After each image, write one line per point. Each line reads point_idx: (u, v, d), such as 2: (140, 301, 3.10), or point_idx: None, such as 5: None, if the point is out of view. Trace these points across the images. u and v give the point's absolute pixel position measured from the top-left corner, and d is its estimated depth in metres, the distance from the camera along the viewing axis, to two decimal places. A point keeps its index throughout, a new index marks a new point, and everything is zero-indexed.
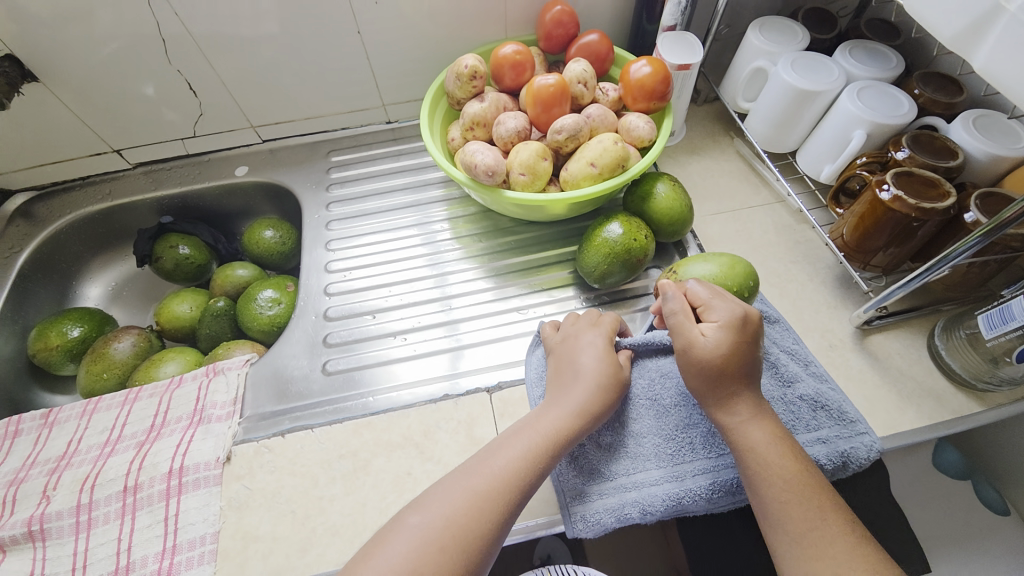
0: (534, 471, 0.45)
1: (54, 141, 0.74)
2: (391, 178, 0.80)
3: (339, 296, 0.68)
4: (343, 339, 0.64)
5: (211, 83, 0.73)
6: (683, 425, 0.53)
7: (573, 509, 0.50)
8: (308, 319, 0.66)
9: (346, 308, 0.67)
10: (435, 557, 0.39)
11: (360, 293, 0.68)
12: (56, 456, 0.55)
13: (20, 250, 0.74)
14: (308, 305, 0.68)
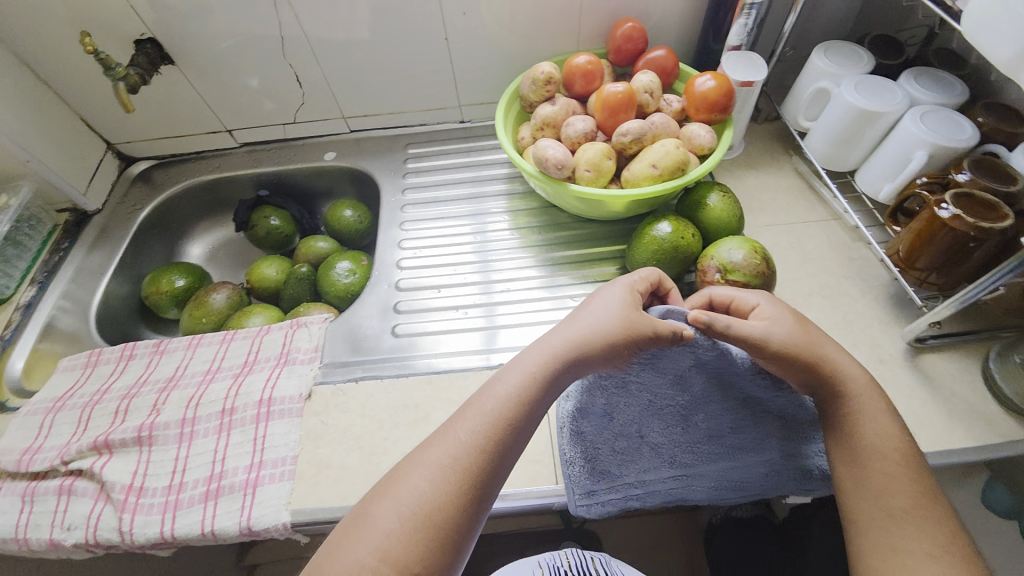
0: (488, 448, 0.46)
1: (180, 118, 0.86)
2: (461, 171, 0.87)
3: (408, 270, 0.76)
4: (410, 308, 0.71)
5: (315, 77, 0.83)
6: (700, 439, 0.55)
7: (585, 503, 0.55)
8: (382, 288, 0.74)
9: (415, 280, 0.75)
10: (404, 539, 0.42)
11: (428, 269, 0.76)
12: (163, 377, 0.64)
13: (142, 208, 0.86)
14: (382, 275, 0.76)
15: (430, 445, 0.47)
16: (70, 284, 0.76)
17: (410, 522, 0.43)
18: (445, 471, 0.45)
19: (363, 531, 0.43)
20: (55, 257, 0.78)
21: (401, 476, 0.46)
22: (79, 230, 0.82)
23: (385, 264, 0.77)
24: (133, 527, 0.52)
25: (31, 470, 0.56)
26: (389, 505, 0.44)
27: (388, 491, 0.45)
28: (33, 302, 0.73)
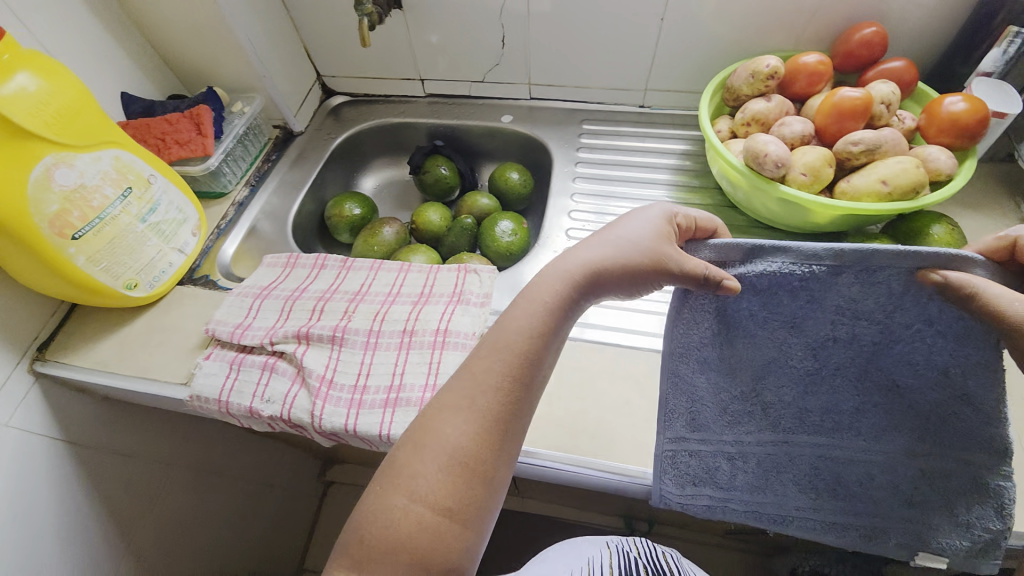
0: (510, 387, 0.42)
1: (384, 62, 0.92)
2: (635, 155, 0.87)
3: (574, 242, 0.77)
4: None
5: (519, 42, 0.84)
6: (816, 409, 0.48)
7: (666, 472, 0.53)
8: (548, 253, 0.76)
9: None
10: (456, 471, 0.39)
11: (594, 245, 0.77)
12: (349, 290, 0.70)
13: (336, 136, 0.95)
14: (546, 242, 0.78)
15: (453, 396, 0.42)
16: (274, 191, 0.85)
17: (454, 470, 0.39)
18: (472, 415, 0.41)
19: (406, 476, 0.39)
20: (264, 166, 0.87)
21: (433, 424, 0.41)
22: (285, 146, 0.91)
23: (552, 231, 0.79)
24: (322, 416, 0.58)
25: (242, 342, 0.63)
26: (431, 448, 0.40)
27: (433, 440, 0.40)
28: (244, 200, 0.82)
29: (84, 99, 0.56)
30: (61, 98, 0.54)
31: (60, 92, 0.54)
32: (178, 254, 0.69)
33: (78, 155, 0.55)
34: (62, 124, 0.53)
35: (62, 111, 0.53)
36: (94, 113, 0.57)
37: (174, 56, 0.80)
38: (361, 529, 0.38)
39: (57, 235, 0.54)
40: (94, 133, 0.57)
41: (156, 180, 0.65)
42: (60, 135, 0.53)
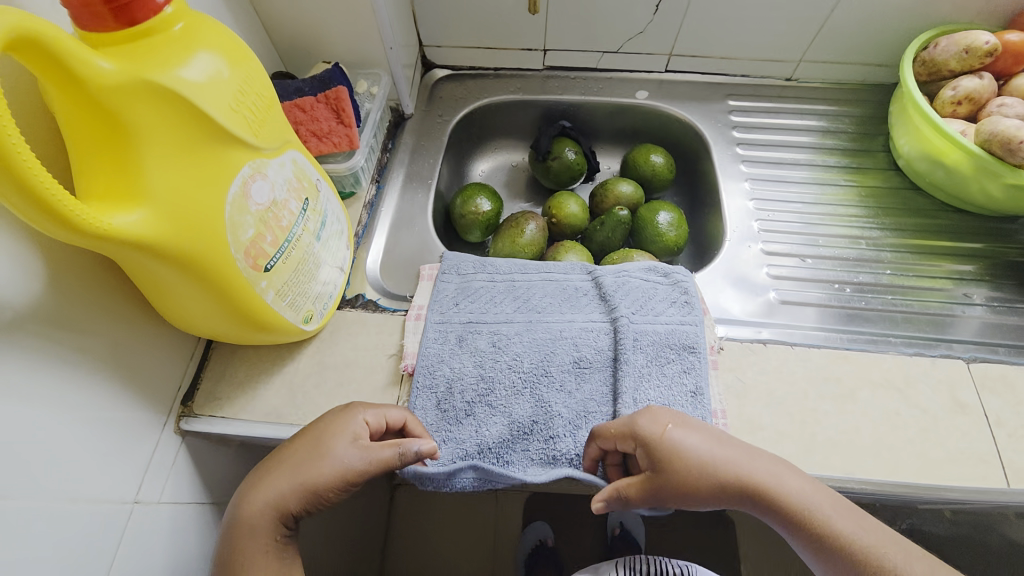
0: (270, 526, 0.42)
1: (507, 28, 0.80)
2: (795, 134, 0.81)
3: (773, 236, 0.70)
4: (795, 274, 0.65)
5: (677, 4, 0.75)
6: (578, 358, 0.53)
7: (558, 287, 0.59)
8: (744, 247, 0.69)
9: (779, 245, 0.68)
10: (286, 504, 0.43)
11: (790, 236, 0.70)
12: (544, 308, 0.57)
13: (450, 118, 0.83)
14: (737, 237, 0.70)
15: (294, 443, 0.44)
16: (402, 189, 0.74)
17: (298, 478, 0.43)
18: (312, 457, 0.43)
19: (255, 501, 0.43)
20: (384, 159, 0.75)
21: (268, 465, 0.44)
22: (397, 133, 0.79)
23: (740, 222, 0.72)
24: (571, 459, 0.49)
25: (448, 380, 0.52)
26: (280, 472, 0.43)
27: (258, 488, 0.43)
28: (375, 200, 0.70)
29: (268, 88, 0.42)
30: (254, 90, 0.40)
31: (251, 81, 0.40)
32: (340, 272, 0.57)
33: (267, 162, 0.42)
34: (256, 123, 0.40)
35: (254, 107, 0.40)
36: (275, 107, 0.43)
37: (280, 23, 0.66)
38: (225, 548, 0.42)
39: (251, 268, 0.42)
40: (277, 132, 0.44)
41: (321, 185, 0.53)
42: (256, 138, 0.40)
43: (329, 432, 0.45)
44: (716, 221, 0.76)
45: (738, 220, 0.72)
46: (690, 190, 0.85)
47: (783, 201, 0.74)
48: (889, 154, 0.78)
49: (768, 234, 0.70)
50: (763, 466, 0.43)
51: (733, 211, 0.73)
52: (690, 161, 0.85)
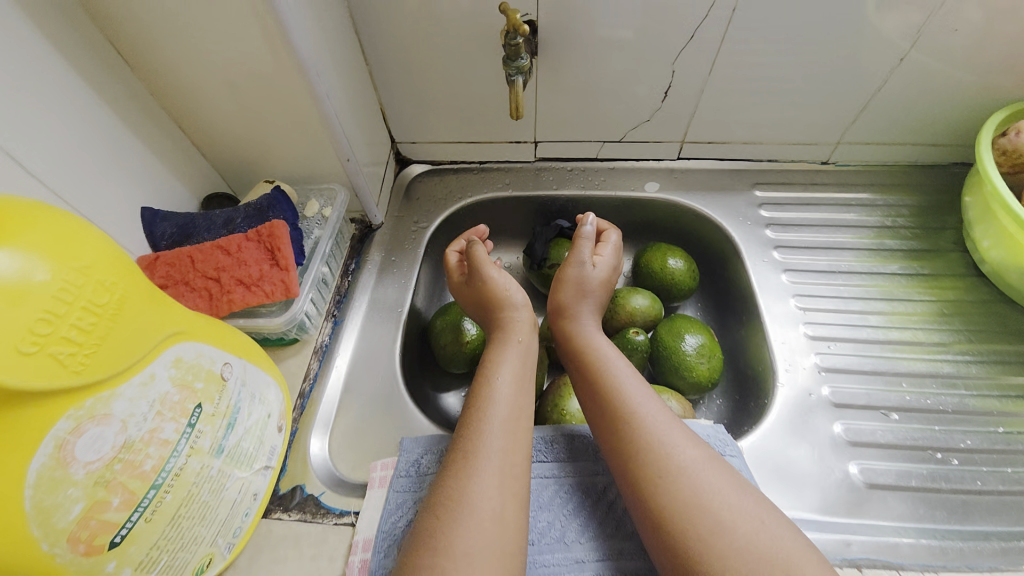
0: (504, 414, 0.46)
1: (489, 122, 0.70)
2: (841, 231, 0.68)
3: (844, 378, 0.54)
4: (894, 442, 0.50)
5: (689, 90, 0.64)
6: None
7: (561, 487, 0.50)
8: (804, 399, 0.53)
9: (851, 393, 0.53)
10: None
11: (863, 374, 0.55)
12: (541, 537, 0.47)
13: (427, 224, 0.71)
14: (803, 376, 0.54)
15: (497, 358, 0.51)
16: (364, 323, 0.61)
17: (522, 385, 0.49)
18: (527, 367, 0.51)
19: (487, 421, 0.45)
20: (344, 284, 0.63)
21: (484, 380, 0.49)
22: (363, 248, 0.67)
23: (795, 353, 0.56)
24: None
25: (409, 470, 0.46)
26: (504, 367, 0.50)
27: (485, 389, 0.48)
28: (328, 343, 0.57)
29: (117, 283, 0.30)
30: (80, 299, 0.27)
31: (78, 289, 0.27)
32: (264, 473, 0.43)
33: (115, 393, 0.29)
34: (83, 347, 0.28)
35: (80, 324, 0.27)
36: (132, 303, 0.31)
37: (211, 137, 0.55)
38: (456, 454, 0.43)
39: (85, 554, 0.29)
40: (137, 336, 0.31)
41: (232, 369, 0.40)
42: (84, 368, 0.28)
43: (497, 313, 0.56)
44: (755, 347, 0.60)
45: (793, 350, 0.56)
46: (720, 300, 0.70)
47: (846, 323, 0.58)
48: (963, 253, 0.64)
49: (834, 375, 0.55)
50: (701, 463, 0.41)
51: (782, 340, 0.57)
52: (715, 264, 0.71)
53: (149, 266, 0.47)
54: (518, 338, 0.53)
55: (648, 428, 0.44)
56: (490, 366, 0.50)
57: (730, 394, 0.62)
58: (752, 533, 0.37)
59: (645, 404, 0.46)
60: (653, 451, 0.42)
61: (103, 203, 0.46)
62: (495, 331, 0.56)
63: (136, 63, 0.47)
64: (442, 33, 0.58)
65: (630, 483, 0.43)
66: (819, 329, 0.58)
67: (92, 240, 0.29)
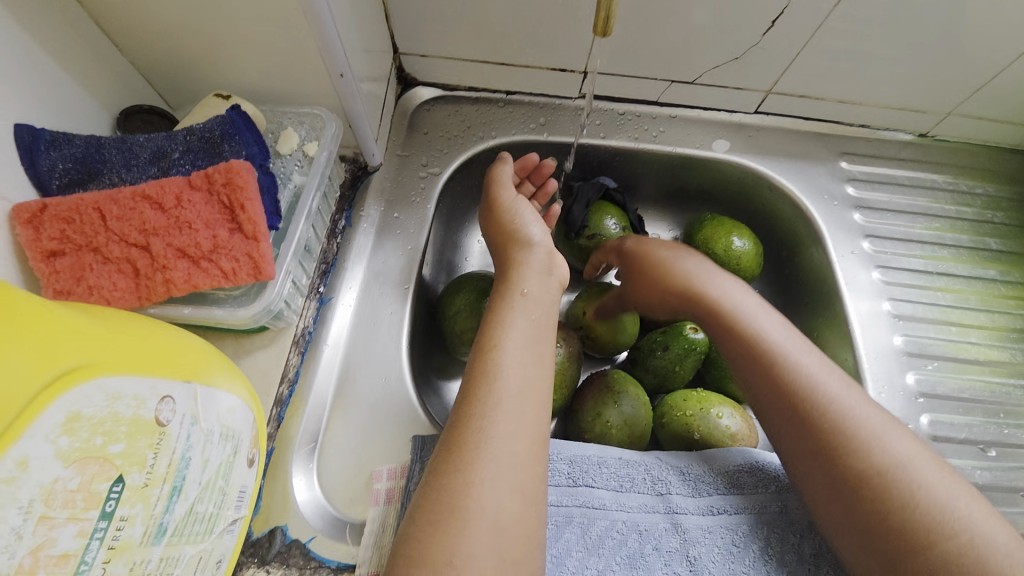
0: (512, 410, 0.35)
1: (531, 38, 0.52)
2: (933, 221, 0.58)
3: (944, 405, 0.50)
4: (997, 483, 0.47)
5: (804, 22, 0.48)
6: None
7: (615, 514, 0.40)
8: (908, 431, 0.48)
9: (950, 423, 0.49)
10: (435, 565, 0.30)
11: (962, 402, 0.50)
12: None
13: (438, 170, 0.55)
14: (902, 401, 0.49)
15: (503, 314, 0.40)
16: (361, 301, 0.46)
17: (537, 350, 0.39)
18: (544, 325, 0.41)
19: (487, 402, 0.35)
20: (331, 247, 0.47)
21: (485, 342, 0.38)
22: (356, 196, 0.50)
23: (893, 371, 0.51)
24: None
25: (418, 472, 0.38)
26: (509, 328, 0.39)
27: (486, 356, 0.37)
28: (313, 331, 0.43)
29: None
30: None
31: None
32: (232, 530, 0.30)
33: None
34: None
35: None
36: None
37: (127, 18, 0.35)
38: (455, 433, 0.34)
39: None
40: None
41: (178, 404, 0.25)
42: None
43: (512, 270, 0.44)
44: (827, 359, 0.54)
45: (891, 369, 0.51)
46: (783, 285, 0.60)
47: (941, 344, 0.52)
48: None
49: (933, 400, 0.50)
50: (908, 458, 0.36)
51: (876, 356, 0.51)
52: (781, 242, 0.60)
53: (32, 223, 0.30)
54: (523, 291, 0.42)
55: (826, 403, 0.38)
56: (489, 331, 0.39)
57: None
58: (971, 535, 0.33)
59: (863, 413, 0.38)
60: (861, 428, 0.37)
61: None
62: (501, 276, 0.45)
63: None
64: None
65: (832, 490, 0.37)
66: (915, 344, 0.52)
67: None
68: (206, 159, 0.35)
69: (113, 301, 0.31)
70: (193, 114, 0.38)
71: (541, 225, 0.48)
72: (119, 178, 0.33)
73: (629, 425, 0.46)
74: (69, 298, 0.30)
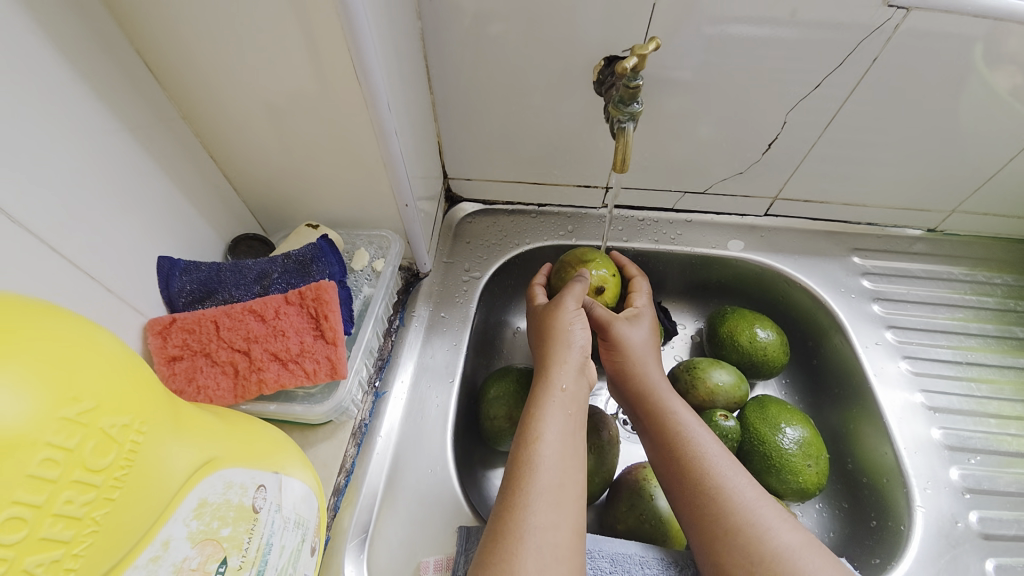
0: (549, 506, 0.37)
1: (559, 164, 0.61)
2: (954, 312, 0.60)
3: (991, 500, 0.50)
4: None
5: (797, 144, 0.56)
6: None
7: None
8: (957, 528, 0.48)
9: (1000, 520, 0.49)
10: None
11: (1011, 498, 0.50)
12: None
13: (479, 274, 0.62)
14: (948, 498, 0.50)
15: (543, 408, 0.43)
16: (411, 393, 0.51)
17: (573, 444, 0.41)
18: (578, 420, 0.44)
19: (529, 493, 0.38)
20: (387, 345, 0.53)
21: (526, 435, 0.41)
22: (409, 299, 0.58)
23: (936, 465, 0.51)
24: None
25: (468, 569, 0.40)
26: (549, 421, 0.42)
27: (529, 449, 0.40)
28: (369, 423, 0.48)
29: (129, 424, 0.21)
30: (71, 469, 0.18)
31: (67, 456, 0.18)
32: None
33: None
34: (70, 539, 0.18)
35: (65, 505, 0.18)
36: (150, 442, 0.22)
37: (247, 170, 0.46)
38: (503, 526, 0.36)
39: None
40: (153, 491, 0.22)
41: (267, 492, 0.30)
42: (73, 569, 0.18)
43: (547, 360, 0.47)
44: (868, 452, 0.54)
45: (933, 463, 0.51)
46: (812, 375, 0.62)
47: (983, 437, 0.53)
48: None
49: (980, 496, 0.50)
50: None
51: (917, 451, 0.52)
52: (806, 332, 0.63)
53: (162, 333, 0.37)
54: (562, 387, 0.45)
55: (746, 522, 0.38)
56: (530, 423, 0.42)
57: (838, 498, 0.55)
58: None
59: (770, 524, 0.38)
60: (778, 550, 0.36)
61: (114, 261, 0.35)
62: (540, 368, 0.47)
63: (169, 81, 0.38)
64: (525, 64, 0.50)
65: None
66: (955, 438, 0.53)
67: (104, 369, 0.20)
68: (299, 279, 0.43)
69: (215, 399, 0.37)
70: (289, 241, 0.48)
71: (584, 326, 0.49)
72: (230, 296, 0.41)
73: (664, 522, 0.47)
74: (181, 396, 0.36)
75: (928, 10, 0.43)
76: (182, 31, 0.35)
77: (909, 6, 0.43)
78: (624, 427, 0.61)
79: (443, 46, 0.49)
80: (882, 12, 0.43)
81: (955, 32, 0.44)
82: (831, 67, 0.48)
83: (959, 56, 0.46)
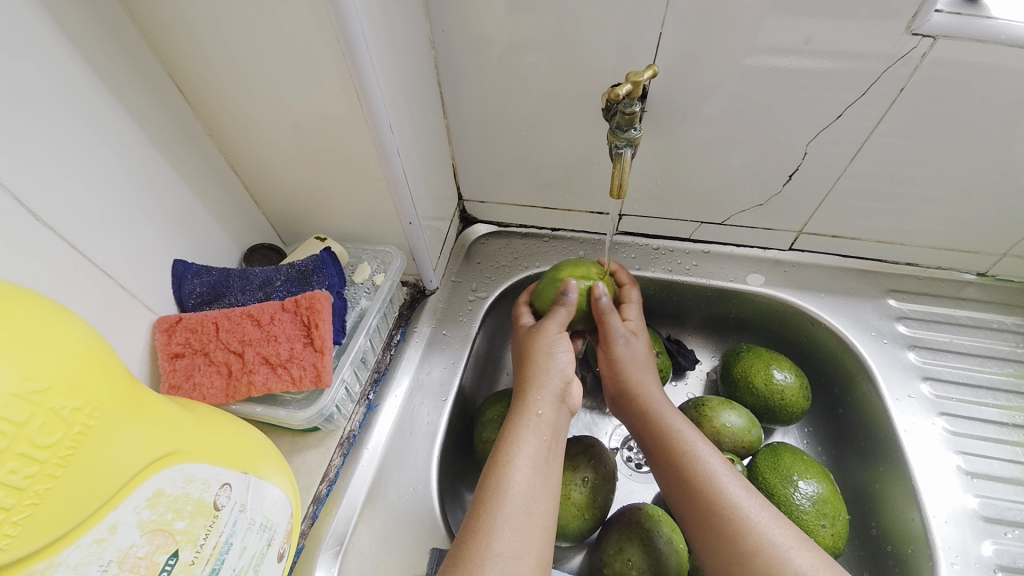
0: (515, 533, 0.36)
1: (570, 189, 0.61)
2: (1002, 367, 0.54)
3: None
4: None
5: (820, 177, 0.53)
6: None
7: None
8: None
9: None
10: None
11: None
12: None
13: (485, 294, 0.62)
14: None
15: (518, 432, 0.41)
16: (404, 408, 0.51)
17: (544, 475, 0.40)
18: (552, 448, 0.42)
19: (494, 517, 0.36)
20: (385, 358, 0.54)
21: (498, 458, 0.40)
22: (412, 315, 0.59)
23: (967, 537, 0.45)
24: None
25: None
26: (522, 446, 0.40)
27: (499, 472, 0.39)
28: (357, 434, 0.48)
29: (80, 408, 0.23)
30: (17, 442, 0.21)
31: (13, 430, 0.20)
32: None
33: (53, 562, 0.22)
34: (10, 507, 0.20)
35: (8, 474, 0.20)
36: (102, 427, 0.24)
37: (266, 184, 0.49)
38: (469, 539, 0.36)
39: None
40: (102, 473, 0.24)
41: (232, 491, 0.30)
42: (13, 537, 0.20)
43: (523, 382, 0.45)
44: (893, 517, 0.49)
45: (965, 534, 0.46)
46: (837, 426, 0.57)
47: None
48: None
49: None
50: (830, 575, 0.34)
51: (946, 518, 0.46)
52: (831, 378, 0.58)
53: (167, 330, 0.40)
54: (539, 412, 0.43)
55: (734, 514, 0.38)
56: (503, 447, 0.40)
57: (859, 566, 0.50)
58: None
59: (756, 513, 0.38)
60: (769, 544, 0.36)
61: (129, 261, 0.39)
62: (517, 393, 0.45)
63: (199, 101, 0.42)
64: (533, 92, 0.51)
65: None
66: (993, 508, 0.47)
67: (65, 353, 0.23)
68: (299, 288, 0.45)
69: (207, 396, 0.39)
70: (299, 254, 0.51)
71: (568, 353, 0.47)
72: (236, 300, 0.44)
73: (657, 570, 0.44)
74: (176, 391, 0.38)
75: (957, 38, 0.40)
76: (210, 55, 0.39)
77: (936, 35, 0.40)
78: (625, 464, 0.58)
79: (457, 73, 0.52)
80: (906, 41, 0.41)
81: (989, 63, 0.41)
82: (853, 97, 0.45)
83: (998, 87, 0.42)
